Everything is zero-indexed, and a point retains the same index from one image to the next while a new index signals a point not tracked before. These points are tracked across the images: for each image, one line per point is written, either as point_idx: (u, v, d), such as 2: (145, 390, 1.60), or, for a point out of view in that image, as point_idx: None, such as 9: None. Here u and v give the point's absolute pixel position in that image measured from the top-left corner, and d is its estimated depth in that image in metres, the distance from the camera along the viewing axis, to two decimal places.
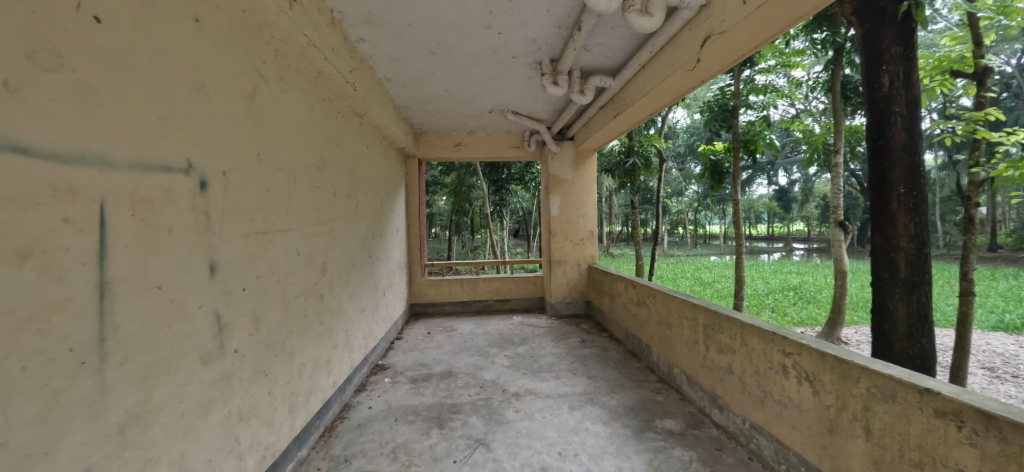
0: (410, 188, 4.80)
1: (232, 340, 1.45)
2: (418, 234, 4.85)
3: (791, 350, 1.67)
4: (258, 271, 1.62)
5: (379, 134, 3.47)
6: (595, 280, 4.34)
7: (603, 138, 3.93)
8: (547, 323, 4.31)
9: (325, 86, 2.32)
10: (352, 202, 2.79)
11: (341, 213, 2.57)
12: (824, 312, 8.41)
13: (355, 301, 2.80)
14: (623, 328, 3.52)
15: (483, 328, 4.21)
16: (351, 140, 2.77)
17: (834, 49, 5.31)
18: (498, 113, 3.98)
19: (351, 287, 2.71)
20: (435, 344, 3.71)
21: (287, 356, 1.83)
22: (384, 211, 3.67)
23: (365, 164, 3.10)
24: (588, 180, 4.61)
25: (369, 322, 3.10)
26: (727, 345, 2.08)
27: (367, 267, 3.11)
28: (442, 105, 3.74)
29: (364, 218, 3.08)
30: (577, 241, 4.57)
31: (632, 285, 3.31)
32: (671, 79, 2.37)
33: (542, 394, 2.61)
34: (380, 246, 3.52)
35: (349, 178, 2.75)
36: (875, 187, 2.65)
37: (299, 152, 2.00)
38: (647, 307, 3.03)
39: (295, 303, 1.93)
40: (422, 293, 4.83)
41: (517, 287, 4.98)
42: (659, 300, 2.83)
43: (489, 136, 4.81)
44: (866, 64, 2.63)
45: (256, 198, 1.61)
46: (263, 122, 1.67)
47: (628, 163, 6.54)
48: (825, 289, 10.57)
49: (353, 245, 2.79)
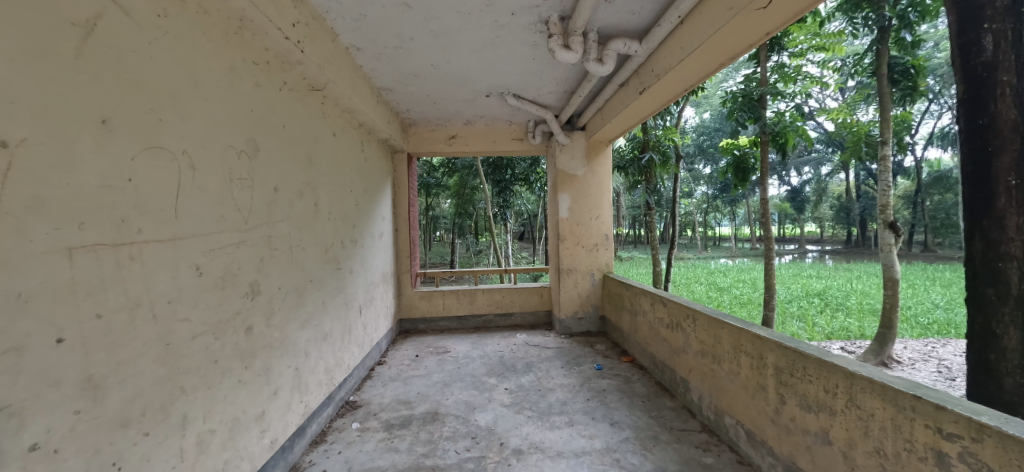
0: (398, 187, 4.20)
1: (28, 430, 0.86)
2: (408, 239, 4.24)
3: (957, 432, 1.05)
4: (104, 306, 1.03)
5: (352, 120, 2.88)
6: (612, 293, 3.70)
7: (623, 125, 3.31)
8: (556, 343, 3.68)
9: (256, 44, 1.72)
10: (311, 201, 2.20)
11: (289, 215, 1.97)
12: (858, 322, 7.65)
13: (314, 327, 2.20)
14: (649, 354, 2.88)
15: (480, 349, 3.59)
16: (307, 123, 2.18)
17: (876, 28, 4.64)
18: (497, 96, 3.38)
19: (306, 310, 2.11)
20: (423, 371, 3.10)
21: (175, 427, 1.24)
22: (361, 213, 3.06)
23: (332, 154, 2.52)
24: (603, 176, 3.97)
25: (336, 350, 2.50)
26: (820, 401, 1.45)
27: (335, 282, 2.51)
28: (430, 87, 3.14)
29: (331, 221, 2.49)
30: (589, 246, 3.93)
31: (661, 301, 2.68)
32: (730, 25, 1.75)
33: (553, 452, 1.99)
34: (355, 256, 2.92)
35: (306, 170, 2.15)
36: (969, 179, 1.85)
37: (205, 125, 1.40)
38: (682, 331, 2.40)
39: (195, 344, 1.33)
40: (413, 307, 4.22)
41: (520, 300, 4.35)
42: (702, 326, 2.19)
43: (488, 127, 4.20)
44: (957, 24, 1.86)
45: (98, 190, 1.02)
46: (117, 71, 1.08)
47: (642, 160, 5.90)
48: (853, 296, 9.81)
49: (311, 255, 2.20)
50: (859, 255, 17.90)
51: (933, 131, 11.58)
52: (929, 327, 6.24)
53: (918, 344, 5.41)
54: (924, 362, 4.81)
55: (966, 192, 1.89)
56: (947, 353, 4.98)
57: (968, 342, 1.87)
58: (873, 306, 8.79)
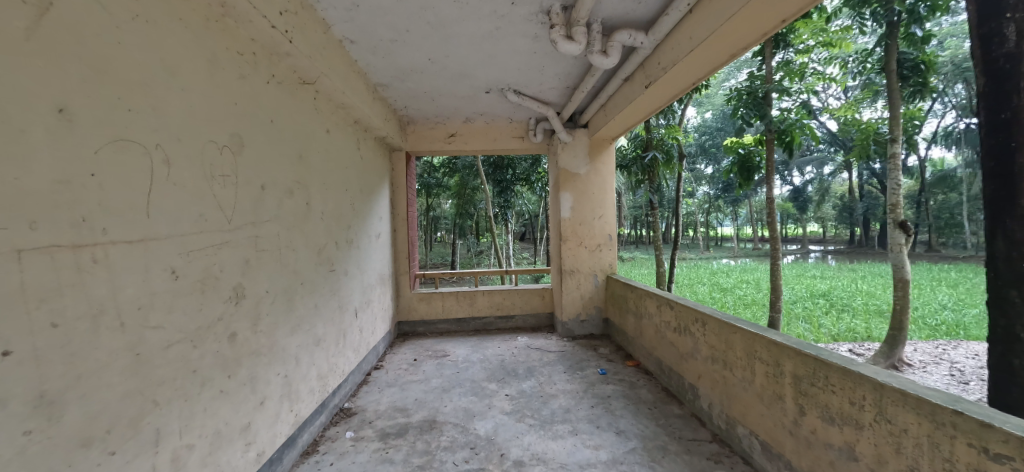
0: (396, 187, 4.10)
1: None
2: (406, 240, 4.14)
3: (1005, 453, 0.95)
4: (61, 314, 0.93)
5: (347, 117, 2.78)
6: (616, 295, 3.60)
7: (626, 122, 3.21)
8: (558, 347, 3.58)
9: (241, 33, 1.63)
10: (302, 200, 2.10)
11: (278, 215, 1.87)
12: (865, 323, 7.52)
13: (305, 331, 2.10)
14: (656, 358, 2.78)
15: (481, 353, 3.49)
16: (297, 118, 2.08)
17: (884, 23, 4.53)
18: (497, 92, 3.28)
19: (296, 313, 2.01)
20: (421, 376, 3.00)
21: (147, 445, 1.14)
22: (356, 214, 2.97)
23: (325, 151, 2.42)
24: (605, 175, 3.87)
25: (330, 356, 2.40)
26: (845, 413, 1.35)
27: (328, 284, 2.41)
28: (428, 83, 3.04)
29: (324, 221, 2.39)
30: (592, 247, 3.83)
31: (668, 304, 2.57)
32: (743, 12, 1.65)
33: (556, 464, 1.88)
34: (351, 257, 2.82)
35: (296, 167, 2.06)
36: (993, 176, 1.76)
37: (181, 117, 1.30)
38: (691, 335, 2.30)
39: (170, 353, 1.23)
40: (411, 309, 4.12)
41: (521, 302, 4.25)
42: (712, 330, 2.09)
43: (488, 125, 4.10)
44: (977, 14, 1.78)
45: (54, 185, 0.92)
46: (78, 55, 0.98)
47: (646, 159, 5.79)
48: (858, 296, 9.68)
49: (303, 257, 2.10)
50: (863, 255, 17.75)
51: (937, 130, 11.48)
52: (938, 328, 6.12)
53: (929, 346, 5.29)
54: (936, 365, 4.69)
55: (990, 190, 1.79)
56: (959, 356, 4.87)
57: (994, 347, 1.77)
58: (879, 306, 8.66)
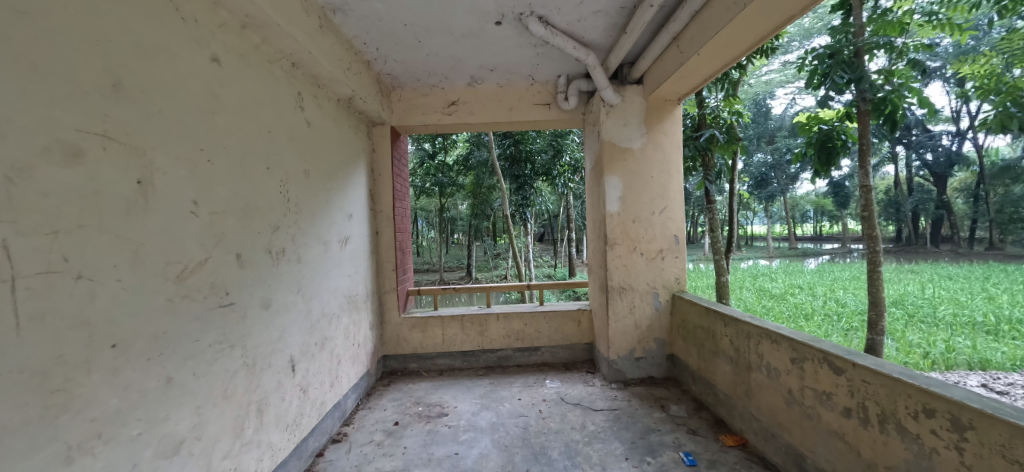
0: (379, 175, 3.03)
1: None
2: (392, 246, 3.05)
3: None
4: None
5: (273, 51, 1.71)
6: (689, 325, 2.44)
7: (720, 59, 2.09)
8: (604, 400, 2.44)
9: None
10: (120, 176, 1.04)
11: (7, 199, 0.81)
12: (971, 340, 6.03)
13: (125, 442, 1.03)
14: (792, 450, 1.60)
15: (490, 411, 2.38)
16: (108, 8, 1.03)
17: None
18: (513, 24, 2.18)
19: (88, 410, 0.94)
20: (397, 463, 1.89)
21: None
22: (300, 208, 1.91)
23: (211, 95, 1.37)
24: (668, 151, 2.70)
25: (217, 462, 1.32)
26: None
27: (215, 329, 1.34)
28: (404, 5, 1.97)
29: (205, 216, 1.32)
30: (650, 254, 2.68)
31: (822, 362, 1.45)
32: None
33: None
34: (285, 278, 1.76)
35: (96, 104, 0.99)
36: None
37: None
38: (905, 439, 1.17)
39: None
40: (401, 339, 3.05)
41: (549, 329, 3.11)
42: (1002, 453, 0.95)
43: (501, 88, 3.01)
44: None
45: None
46: None
47: (700, 139, 4.55)
48: (942, 304, 8.12)
49: (121, 291, 1.03)
50: (918, 253, 15.85)
51: None
52: None
53: None
54: None
55: None
56: None
57: None
58: (971, 319, 7.08)
